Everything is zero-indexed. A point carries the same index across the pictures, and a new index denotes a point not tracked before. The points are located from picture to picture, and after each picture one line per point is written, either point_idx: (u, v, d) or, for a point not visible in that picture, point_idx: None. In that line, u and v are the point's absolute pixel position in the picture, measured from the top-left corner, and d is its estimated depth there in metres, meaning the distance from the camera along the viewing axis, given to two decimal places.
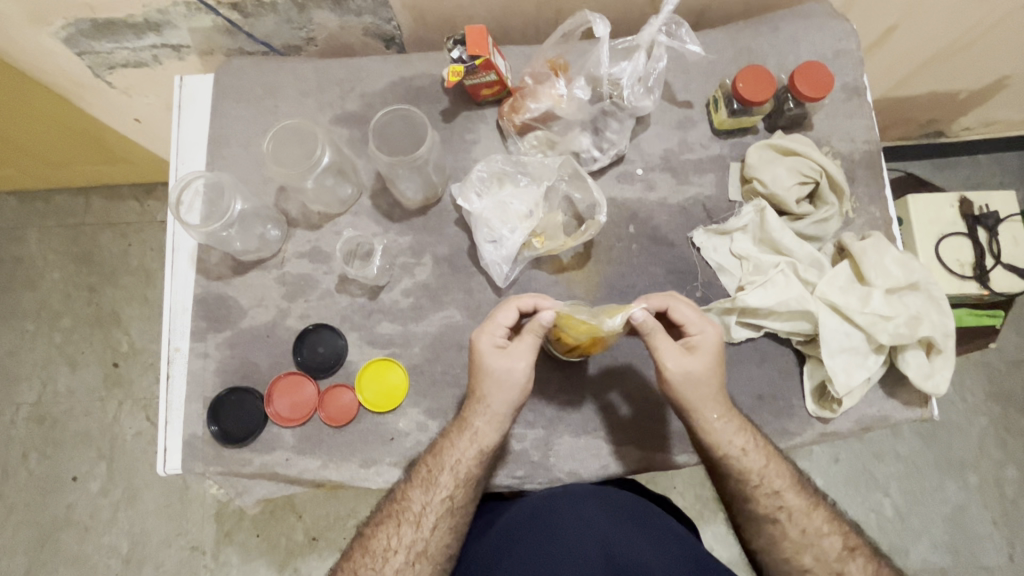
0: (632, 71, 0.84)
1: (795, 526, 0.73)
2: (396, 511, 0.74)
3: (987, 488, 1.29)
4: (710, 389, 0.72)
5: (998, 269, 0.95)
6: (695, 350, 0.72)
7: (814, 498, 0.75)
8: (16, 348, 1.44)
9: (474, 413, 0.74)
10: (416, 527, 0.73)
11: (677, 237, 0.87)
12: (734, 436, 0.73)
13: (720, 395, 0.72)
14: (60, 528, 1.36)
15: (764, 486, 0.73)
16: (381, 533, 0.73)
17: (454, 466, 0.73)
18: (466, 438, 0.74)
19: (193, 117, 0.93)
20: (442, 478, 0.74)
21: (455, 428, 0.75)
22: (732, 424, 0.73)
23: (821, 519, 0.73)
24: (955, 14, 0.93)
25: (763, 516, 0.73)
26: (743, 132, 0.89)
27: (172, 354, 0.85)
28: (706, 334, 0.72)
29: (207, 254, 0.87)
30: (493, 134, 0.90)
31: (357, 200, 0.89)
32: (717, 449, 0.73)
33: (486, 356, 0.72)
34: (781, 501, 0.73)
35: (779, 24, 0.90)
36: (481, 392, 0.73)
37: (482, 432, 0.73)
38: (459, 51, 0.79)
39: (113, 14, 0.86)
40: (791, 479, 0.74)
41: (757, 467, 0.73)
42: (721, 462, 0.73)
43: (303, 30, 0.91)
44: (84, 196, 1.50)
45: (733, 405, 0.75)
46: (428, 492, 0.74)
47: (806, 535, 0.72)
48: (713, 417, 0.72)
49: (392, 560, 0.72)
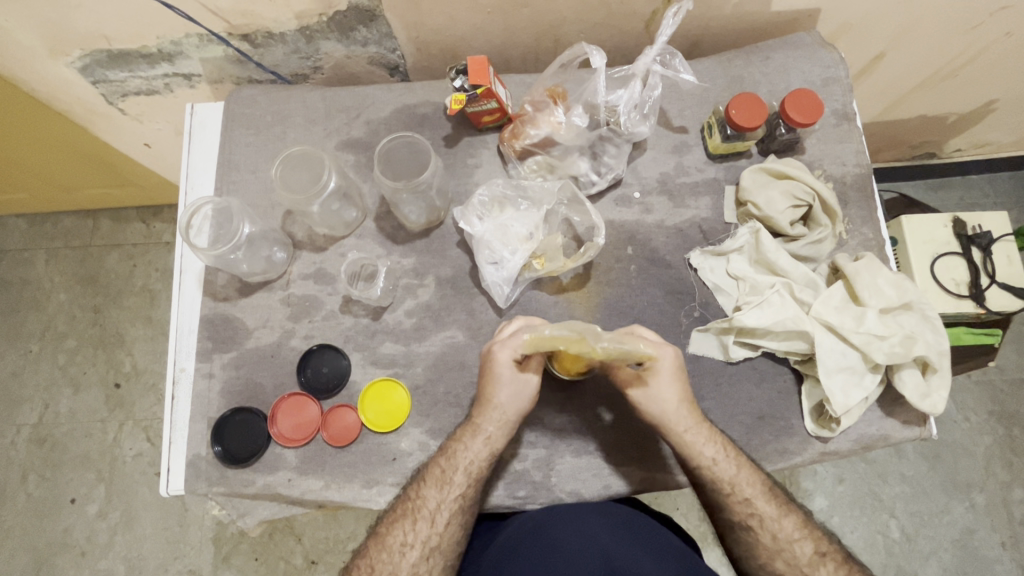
0: (629, 98, 0.87)
1: (767, 533, 0.72)
2: (410, 508, 0.73)
3: (995, 509, 1.28)
4: (672, 405, 0.74)
5: (994, 288, 0.96)
6: (650, 373, 0.75)
7: (788, 504, 0.74)
8: (19, 369, 1.45)
9: (481, 415, 0.76)
10: (431, 522, 0.72)
11: (675, 258, 0.88)
12: (705, 446, 0.74)
13: (687, 409, 0.75)
14: (58, 552, 1.35)
15: (736, 494, 0.73)
16: (396, 530, 0.72)
17: (468, 467, 0.74)
18: (476, 439, 0.75)
19: (203, 143, 0.96)
20: (457, 477, 0.74)
21: (467, 430, 0.76)
22: (702, 434, 0.74)
23: (792, 524, 0.73)
24: (940, 42, 0.96)
25: (736, 523, 0.74)
26: (737, 156, 0.91)
27: (178, 374, 0.87)
28: (663, 355, 0.74)
29: (214, 276, 0.89)
30: (494, 159, 0.93)
31: (361, 223, 0.91)
32: (689, 458, 0.74)
33: (502, 368, 0.75)
34: (752, 508, 0.73)
35: (769, 53, 0.93)
36: (496, 398, 0.75)
37: (495, 435, 0.75)
38: (461, 80, 0.82)
39: (128, 45, 0.89)
40: (762, 485, 0.74)
41: (729, 474, 0.74)
42: (697, 471, 0.74)
43: (310, 59, 0.95)
44: (92, 219, 1.53)
45: (704, 416, 0.76)
46: (443, 490, 0.74)
47: (778, 541, 0.72)
48: (684, 429, 0.74)
49: (408, 555, 0.71)
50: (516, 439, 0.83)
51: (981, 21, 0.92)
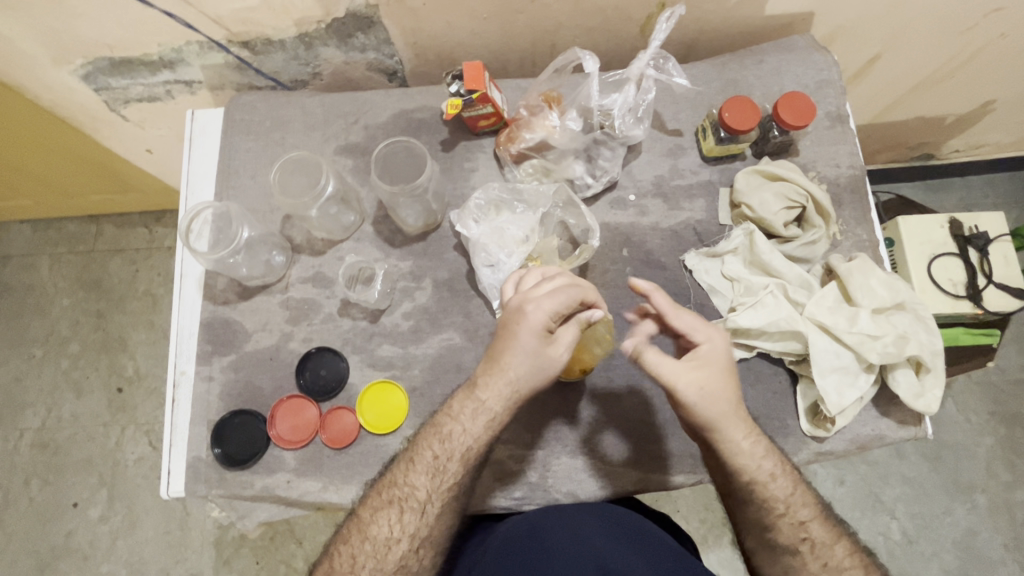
0: (623, 101, 0.88)
1: (817, 560, 0.70)
2: (397, 498, 0.72)
3: (997, 511, 1.28)
4: (727, 405, 0.70)
5: (991, 289, 0.96)
6: (703, 363, 0.70)
7: (838, 530, 0.72)
8: (22, 374, 1.47)
9: (487, 388, 0.71)
10: (420, 514, 0.71)
11: (670, 260, 0.89)
12: (763, 460, 0.71)
13: (739, 412, 0.71)
14: (60, 557, 1.35)
15: (789, 516, 0.71)
16: (380, 519, 0.71)
17: (462, 451, 0.72)
18: (477, 418, 0.72)
19: (203, 148, 0.97)
20: (451, 465, 0.72)
21: (467, 405, 0.72)
22: (757, 446, 0.71)
23: (842, 552, 0.70)
24: (933, 44, 0.97)
25: (784, 546, 0.71)
26: (731, 158, 0.92)
27: (179, 377, 0.88)
28: (714, 344, 0.71)
29: (214, 280, 0.90)
30: (491, 163, 0.93)
31: (359, 227, 0.92)
32: (743, 473, 0.71)
33: (529, 335, 0.69)
34: (805, 532, 0.71)
35: (763, 57, 0.94)
36: (512, 367, 0.70)
37: (498, 415, 0.71)
38: (456, 85, 0.83)
39: (130, 53, 0.91)
40: (814, 508, 0.72)
41: (784, 494, 0.71)
42: (747, 488, 0.71)
43: (309, 66, 0.96)
44: (95, 225, 1.55)
45: (757, 428, 0.73)
46: (434, 479, 0.72)
47: (828, 569, 0.69)
48: (739, 438, 0.70)
49: (395, 548, 0.70)
50: (511, 438, 0.83)
51: (975, 23, 0.93)
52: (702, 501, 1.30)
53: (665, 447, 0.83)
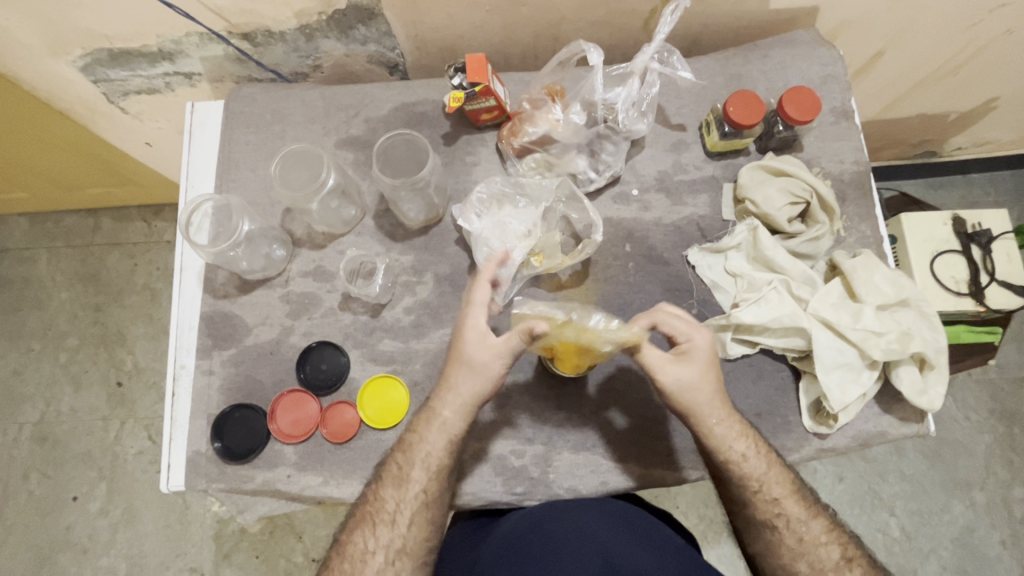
0: (627, 96, 0.87)
1: (793, 534, 0.72)
2: (369, 512, 0.73)
3: (995, 508, 1.28)
4: (707, 394, 0.73)
5: (994, 286, 0.96)
6: (685, 358, 0.73)
7: (814, 507, 0.74)
8: (21, 367, 1.46)
9: (440, 402, 0.75)
10: (393, 526, 0.72)
11: (672, 255, 0.89)
12: (735, 441, 0.73)
13: (720, 401, 0.73)
14: (60, 550, 1.35)
15: (764, 492, 0.73)
16: (357, 535, 0.72)
17: (425, 460, 0.74)
18: (435, 430, 0.74)
19: (202, 141, 0.96)
20: (415, 474, 0.74)
21: (422, 420, 0.75)
22: (732, 428, 0.74)
23: (820, 528, 0.73)
24: (938, 39, 0.96)
25: (762, 522, 0.73)
26: (735, 153, 0.91)
27: (178, 371, 0.87)
28: (696, 340, 0.73)
29: (214, 273, 0.89)
30: (493, 157, 0.93)
31: (360, 221, 0.91)
32: (718, 453, 0.73)
33: (464, 343, 0.74)
34: (779, 508, 0.73)
35: (768, 51, 0.93)
36: (455, 380, 0.74)
37: (449, 422, 0.74)
38: (459, 78, 0.82)
39: (128, 44, 0.90)
40: (790, 485, 0.74)
41: (758, 472, 0.73)
42: (722, 467, 0.74)
43: (309, 58, 0.95)
44: (94, 218, 1.54)
45: (735, 411, 0.75)
46: (400, 489, 0.73)
47: (804, 543, 0.72)
48: (713, 423, 0.73)
49: (371, 562, 0.71)
50: (512, 433, 0.83)
51: (980, 19, 0.92)
52: (701, 497, 1.30)
53: (667, 443, 0.83)
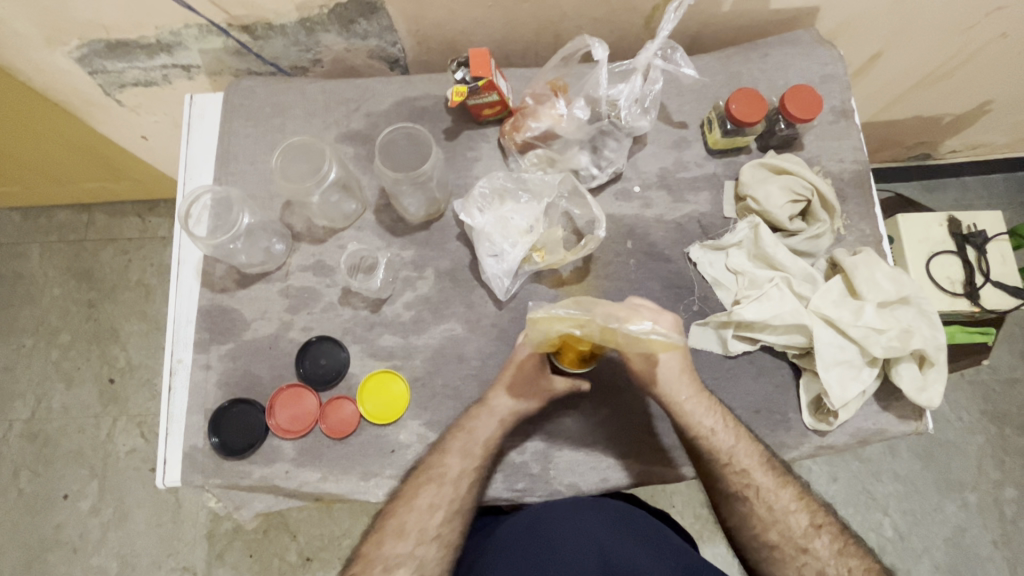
0: (629, 92, 0.88)
1: (762, 503, 0.74)
2: (434, 473, 0.76)
3: (987, 508, 1.29)
4: (675, 372, 0.78)
5: (988, 287, 0.97)
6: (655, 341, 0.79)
7: (784, 476, 0.75)
8: (12, 364, 1.44)
9: (499, 396, 0.79)
10: (456, 489, 0.75)
11: (674, 252, 0.89)
12: (703, 416, 0.76)
13: (688, 377, 0.78)
14: (49, 549, 1.34)
15: (732, 464, 0.75)
16: (422, 492, 0.75)
17: (489, 440, 0.78)
18: (492, 416, 0.78)
19: (201, 133, 0.96)
20: (478, 448, 0.77)
21: (485, 405, 0.79)
22: (700, 404, 0.77)
23: (789, 495, 0.74)
24: (935, 42, 0.97)
25: (733, 493, 0.75)
26: (736, 151, 0.92)
27: (175, 365, 0.86)
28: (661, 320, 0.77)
29: (212, 267, 0.88)
30: (495, 153, 0.93)
31: (360, 216, 0.91)
32: (688, 429, 0.76)
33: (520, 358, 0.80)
34: (748, 478, 0.75)
35: (768, 50, 0.93)
36: (511, 384, 0.79)
37: (509, 413, 0.79)
38: (462, 72, 0.82)
39: (126, 35, 0.89)
40: (759, 457, 0.76)
41: (726, 445, 0.76)
42: (693, 443, 0.77)
43: (310, 52, 0.95)
44: (87, 213, 1.52)
45: (703, 388, 0.79)
46: (465, 458, 0.76)
47: (773, 512, 0.73)
48: (683, 399, 0.77)
49: (434, 516, 0.74)
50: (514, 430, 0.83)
51: (978, 21, 0.93)
52: (697, 496, 1.30)
53: (670, 440, 0.83)
